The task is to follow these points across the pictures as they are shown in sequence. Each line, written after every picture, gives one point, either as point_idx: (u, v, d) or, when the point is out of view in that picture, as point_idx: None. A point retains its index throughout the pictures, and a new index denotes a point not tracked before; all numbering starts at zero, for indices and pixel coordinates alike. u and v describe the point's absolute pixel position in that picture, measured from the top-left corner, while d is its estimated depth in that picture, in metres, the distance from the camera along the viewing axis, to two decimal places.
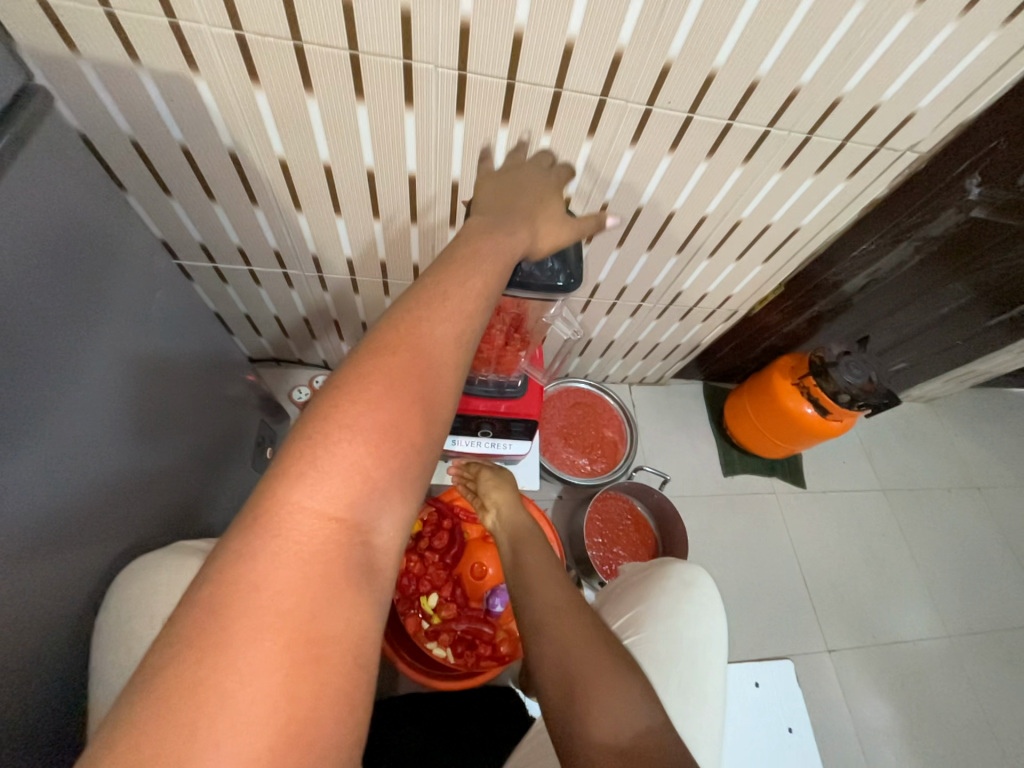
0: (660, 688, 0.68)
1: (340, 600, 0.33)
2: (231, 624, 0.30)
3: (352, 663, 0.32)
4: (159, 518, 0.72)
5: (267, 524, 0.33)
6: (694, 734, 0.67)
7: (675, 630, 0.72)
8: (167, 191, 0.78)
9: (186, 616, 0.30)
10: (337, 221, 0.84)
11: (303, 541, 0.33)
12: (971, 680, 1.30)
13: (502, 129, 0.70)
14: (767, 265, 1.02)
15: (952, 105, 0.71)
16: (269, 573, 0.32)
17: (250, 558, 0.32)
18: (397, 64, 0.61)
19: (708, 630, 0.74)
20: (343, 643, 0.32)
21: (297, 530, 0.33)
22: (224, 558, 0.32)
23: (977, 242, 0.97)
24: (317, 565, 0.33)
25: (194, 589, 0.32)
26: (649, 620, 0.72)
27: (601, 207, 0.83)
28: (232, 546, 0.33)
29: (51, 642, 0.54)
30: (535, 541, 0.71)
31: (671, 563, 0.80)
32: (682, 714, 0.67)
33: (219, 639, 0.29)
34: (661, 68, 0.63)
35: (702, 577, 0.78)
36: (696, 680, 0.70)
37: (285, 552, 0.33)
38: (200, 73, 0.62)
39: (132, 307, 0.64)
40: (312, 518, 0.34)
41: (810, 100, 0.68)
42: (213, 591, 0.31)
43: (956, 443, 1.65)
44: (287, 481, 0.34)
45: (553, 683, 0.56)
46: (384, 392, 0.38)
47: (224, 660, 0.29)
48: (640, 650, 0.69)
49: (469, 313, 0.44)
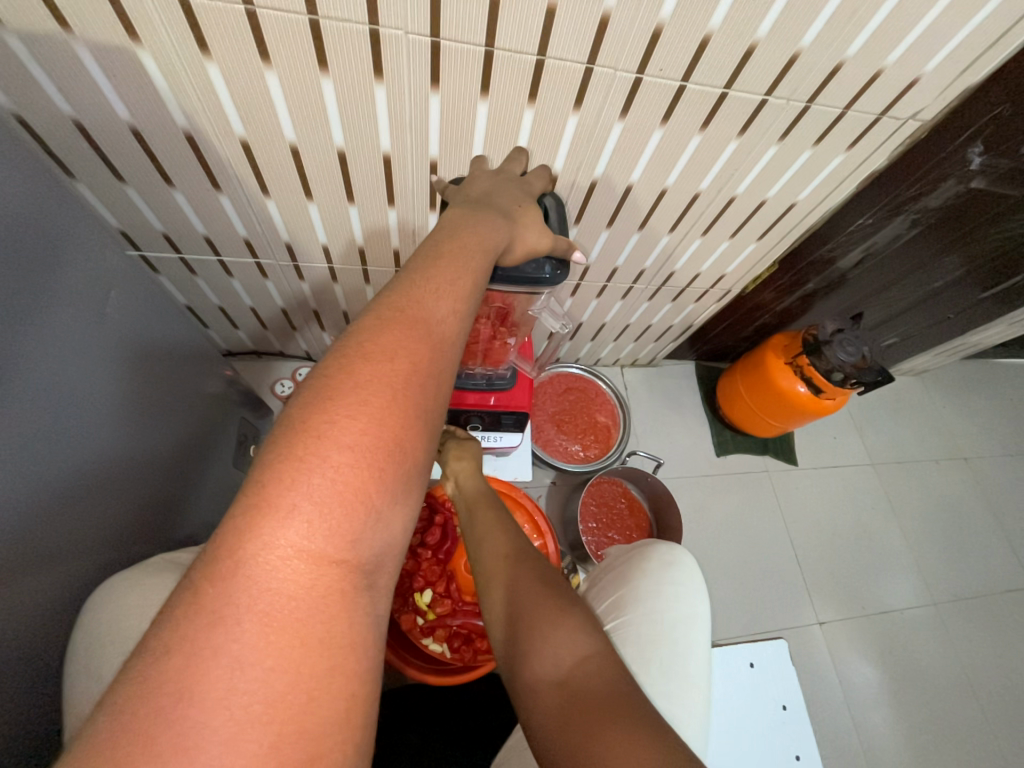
0: (640, 668, 0.66)
1: (331, 633, 0.31)
2: (197, 685, 0.26)
3: (344, 709, 0.30)
4: (134, 528, 0.69)
5: (243, 560, 0.30)
6: (675, 714, 0.64)
7: (656, 610, 0.71)
8: (121, 177, 0.72)
9: (135, 679, 0.26)
10: (310, 207, 0.79)
11: (287, 578, 0.30)
12: (954, 644, 1.34)
13: (482, 102, 0.65)
14: (762, 242, 0.99)
15: (959, 69, 0.67)
16: (252, 609, 0.29)
17: (226, 593, 0.29)
18: (363, 31, 0.55)
19: (690, 609, 0.72)
20: (337, 681, 0.30)
21: (279, 566, 0.30)
22: (184, 603, 0.29)
23: (975, 214, 0.95)
24: (305, 597, 0.30)
25: (142, 648, 0.28)
26: (630, 602, 0.72)
27: (590, 185, 0.78)
28: (200, 591, 0.29)
29: (20, 670, 0.51)
30: (486, 499, 0.71)
31: (653, 543, 0.79)
32: (663, 695, 0.65)
33: (182, 704, 0.26)
34: (652, 33, 0.58)
35: (683, 555, 0.76)
36: (679, 660, 0.68)
37: (269, 585, 0.30)
38: (142, 44, 0.56)
39: (85, 308, 0.59)
40: (296, 552, 0.31)
41: (811, 65, 0.64)
42: (168, 650, 0.27)
43: (944, 415, 1.66)
44: (263, 512, 0.31)
45: (500, 626, 0.56)
46: (372, 404, 0.34)
47: (187, 726, 0.26)
48: (619, 634, 0.70)
49: (457, 311, 0.41)
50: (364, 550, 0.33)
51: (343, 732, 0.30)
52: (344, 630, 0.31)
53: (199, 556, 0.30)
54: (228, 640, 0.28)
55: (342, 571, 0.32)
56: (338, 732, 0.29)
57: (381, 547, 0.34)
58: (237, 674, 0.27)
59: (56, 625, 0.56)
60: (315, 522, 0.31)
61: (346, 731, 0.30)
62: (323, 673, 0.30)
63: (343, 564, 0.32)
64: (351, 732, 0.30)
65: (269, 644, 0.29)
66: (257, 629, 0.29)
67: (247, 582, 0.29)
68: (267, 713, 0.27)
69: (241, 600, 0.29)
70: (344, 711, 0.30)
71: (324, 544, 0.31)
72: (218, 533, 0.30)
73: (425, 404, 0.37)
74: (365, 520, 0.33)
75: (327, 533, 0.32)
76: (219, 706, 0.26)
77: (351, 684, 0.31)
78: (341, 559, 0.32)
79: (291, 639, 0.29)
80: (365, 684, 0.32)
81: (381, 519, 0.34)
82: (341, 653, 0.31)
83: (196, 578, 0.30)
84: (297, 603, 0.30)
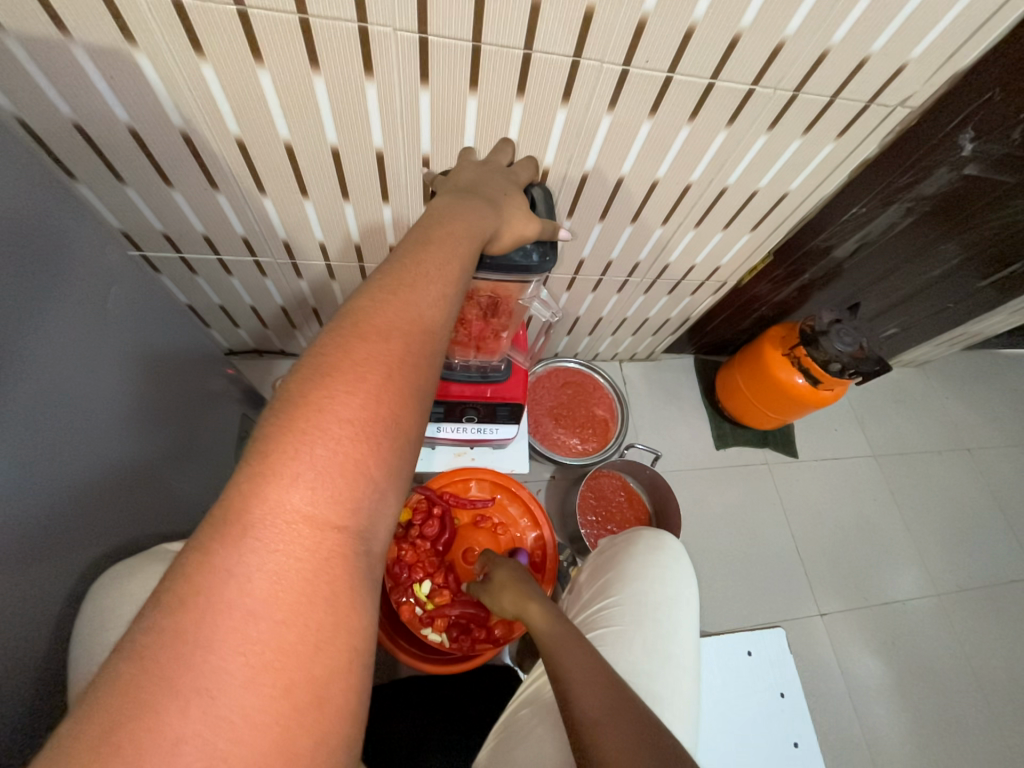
0: (622, 647, 0.67)
1: (334, 593, 0.32)
2: (213, 633, 0.28)
3: (348, 661, 0.31)
4: (138, 520, 0.70)
5: (249, 525, 0.31)
6: (657, 692, 0.65)
7: (640, 591, 0.72)
8: (121, 177, 0.74)
9: (149, 629, 0.27)
10: (306, 204, 0.80)
11: (291, 541, 0.31)
12: (958, 635, 1.33)
13: (471, 97, 0.66)
14: (756, 232, 0.99)
15: (945, 55, 0.67)
16: (258, 572, 0.30)
17: (233, 556, 0.30)
18: (352, 29, 0.56)
19: (676, 591, 0.73)
20: (339, 635, 0.31)
21: (283, 530, 0.31)
22: (192, 564, 0.29)
23: (969, 201, 0.94)
24: (308, 559, 0.31)
25: (153, 603, 0.28)
26: (617, 585, 0.74)
27: (581, 179, 0.79)
28: (208, 551, 0.30)
29: (30, 653, 0.52)
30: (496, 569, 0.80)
31: (639, 529, 0.81)
32: (645, 673, 0.66)
33: (199, 651, 0.27)
34: (637, 24, 0.59)
35: (667, 539, 0.78)
36: (665, 641, 0.69)
37: (274, 549, 0.31)
38: (138, 46, 0.57)
39: (86, 304, 0.61)
40: (300, 516, 0.32)
41: (797, 52, 0.64)
42: (181, 603, 0.28)
43: (947, 406, 1.65)
44: (267, 479, 0.32)
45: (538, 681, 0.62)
46: (370, 380, 0.35)
47: (205, 671, 0.27)
48: (606, 613, 0.71)
49: (449, 293, 0.42)
50: (365, 515, 0.34)
51: (347, 682, 0.31)
52: (346, 590, 0.32)
53: (205, 519, 0.31)
54: (239, 594, 0.29)
55: (343, 535, 0.33)
56: (343, 681, 0.31)
57: (381, 515, 0.35)
58: (248, 625, 0.28)
59: (64, 612, 0.57)
60: (318, 488, 0.32)
61: (350, 681, 0.31)
62: (328, 626, 0.31)
63: (344, 530, 0.33)
64: (354, 682, 0.31)
65: (278, 599, 0.30)
66: (264, 588, 0.30)
67: (254, 544, 0.30)
68: (277, 661, 0.28)
69: (250, 560, 0.30)
70: (348, 663, 0.31)
71: (325, 512, 0.32)
72: (224, 499, 0.31)
73: (419, 381, 0.38)
74: (364, 489, 0.34)
75: (329, 499, 0.33)
76: (233, 655, 0.27)
77: (354, 640, 0.32)
78: (342, 525, 0.33)
79: (298, 595, 0.30)
80: (366, 639, 0.33)
81: (380, 488, 0.35)
82: (345, 611, 0.32)
83: (201, 541, 0.30)
84: (301, 564, 0.31)
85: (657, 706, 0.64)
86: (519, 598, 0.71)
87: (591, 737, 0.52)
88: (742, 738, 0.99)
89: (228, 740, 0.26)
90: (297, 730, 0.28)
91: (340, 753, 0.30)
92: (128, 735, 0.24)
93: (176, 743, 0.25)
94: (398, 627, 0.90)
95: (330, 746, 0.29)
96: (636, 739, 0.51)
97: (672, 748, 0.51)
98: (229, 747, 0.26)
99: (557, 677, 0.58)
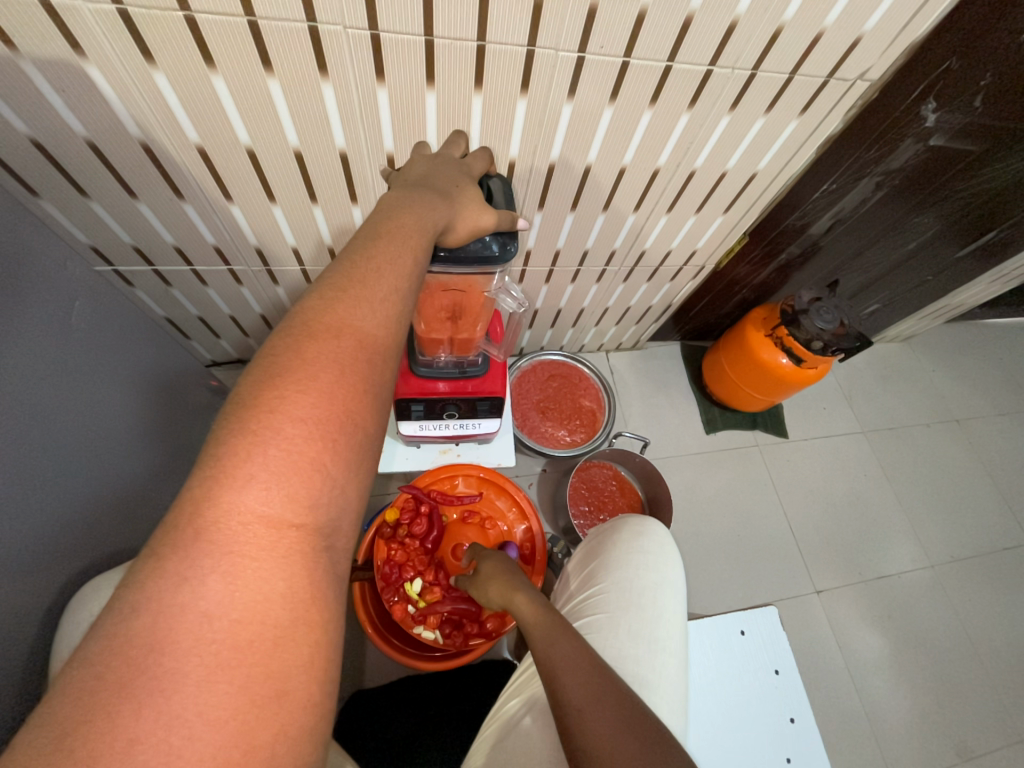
0: (607, 633, 0.68)
1: (294, 589, 0.32)
2: (168, 634, 0.28)
3: (308, 654, 0.31)
4: (118, 535, 0.70)
5: (203, 528, 0.31)
6: (642, 676, 0.65)
7: (624, 578, 0.72)
8: (84, 192, 0.73)
9: (103, 635, 0.27)
10: (274, 210, 0.80)
11: (247, 542, 0.31)
12: (955, 605, 1.34)
13: (429, 93, 0.66)
14: (729, 214, 0.99)
15: (899, 26, 0.67)
16: (211, 575, 0.30)
17: (185, 563, 0.30)
18: (302, 29, 0.56)
19: (660, 575, 0.74)
20: (297, 631, 0.31)
21: (239, 532, 0.31)
22: (146, 570, 0.30)
23: (939, 171, 0.94)
24: (264, 558, 0.31)
25: (108, 610, 0.28)
26: (603, 573, 0.74)
27: (547, 168, 0.80)
28: (161, 557, 0.30)
29: (10, 673, 0.52)
30: (491, 561, 0.79)
31: (623, 518, 0.82)
32: (631, 658, 0.66)
33: (154, 653, 0.27)
34: (588, 11, 0.59)
35: (652, 526, 0.78)
36: (651, 626, 0.69)
37: (229, 555, 0.31)
38: (88, 57, 0.57)
39: (51, 318, 0.59)
40: (255, 516, 0.32)
41: (750, 32, 0.64)
42: (135, 608, 0.28)
43: (934, 378, 1.66)
44: (220, 483, 0.32)
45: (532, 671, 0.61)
46: (321, 380, 0.35)
47: (161, 672, 0.27)
48: (593, 601, 0.72)
49: (402, 287, 0.41)
50: (323, 513, 0.34)
51: (309, 675, 0.31)
52: (306, 587, 0.33)
53: (159, 527, 0.31)
54: (195, 597, 0.29)
55: (301, 533, 0.33)
56: (305, 674, 0.31)
57: (341, 511, 0.35)
58: (205, 627, 0.29)
59: (43, 628, 0.57)
60: (273, 490, 0.32)
61: (311, 674, 0.31)
62: (287, 621, 0.31)
63: (302, 528, 0.33)
64: (317, 674, 0.32)
65: (235, 598, 0.30)
66: (221, 589, 0.30)
67: (208, 547, 0.30)
68: (234, 657, 0.29)
69: (206, 563, 0.30)
70: (309, 656, 0.31)
71: (281, 511, 0.32)
72: (177, 505, 0.31)
73: (374, 379, 0.38)
74: (322, 487, 0.34)
75: (284, 499, 0.33)
76: (191, 653, 0.28)
77: (314, 632, 0.32)
78: (299, 522, 0.33)
79: (256, 594, 0.31)
80: (328, 632, 0.33)
81: (338, 485, 0.35)
82: (304, 606, 0.32)
83: (157, 547, 0.30)
84: (259, 565, 0.31)
85: (643, 689, 0.65)
86: (506, 590, 0.72)
87: (579, 723, 0.52)
88: (739, 719, 0.99)
89: (189, 735, 0.26)
90: (259, 722, 0.28)
91: (304, 745, 0.30)
92: (83, 739, 0.25)
93: (132, 743, 0.25)
94: (392, 628, 0.91)
95: (292, 737, 0.30)
96: (626, 724, 0.52)
97: (659, 730, 0.52)
98: (189, 739, 0.26)
99: (546, 665, 0.58)
